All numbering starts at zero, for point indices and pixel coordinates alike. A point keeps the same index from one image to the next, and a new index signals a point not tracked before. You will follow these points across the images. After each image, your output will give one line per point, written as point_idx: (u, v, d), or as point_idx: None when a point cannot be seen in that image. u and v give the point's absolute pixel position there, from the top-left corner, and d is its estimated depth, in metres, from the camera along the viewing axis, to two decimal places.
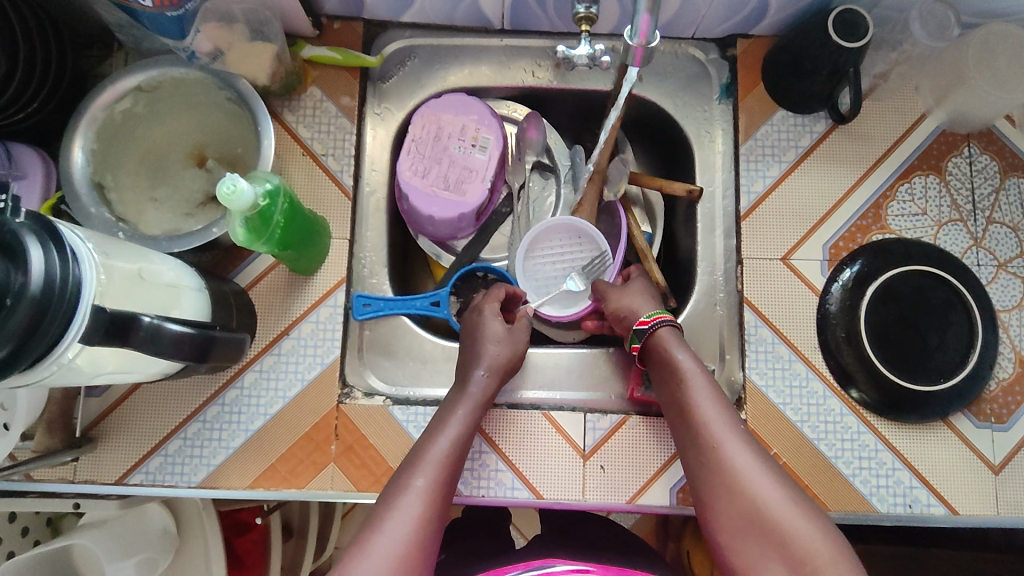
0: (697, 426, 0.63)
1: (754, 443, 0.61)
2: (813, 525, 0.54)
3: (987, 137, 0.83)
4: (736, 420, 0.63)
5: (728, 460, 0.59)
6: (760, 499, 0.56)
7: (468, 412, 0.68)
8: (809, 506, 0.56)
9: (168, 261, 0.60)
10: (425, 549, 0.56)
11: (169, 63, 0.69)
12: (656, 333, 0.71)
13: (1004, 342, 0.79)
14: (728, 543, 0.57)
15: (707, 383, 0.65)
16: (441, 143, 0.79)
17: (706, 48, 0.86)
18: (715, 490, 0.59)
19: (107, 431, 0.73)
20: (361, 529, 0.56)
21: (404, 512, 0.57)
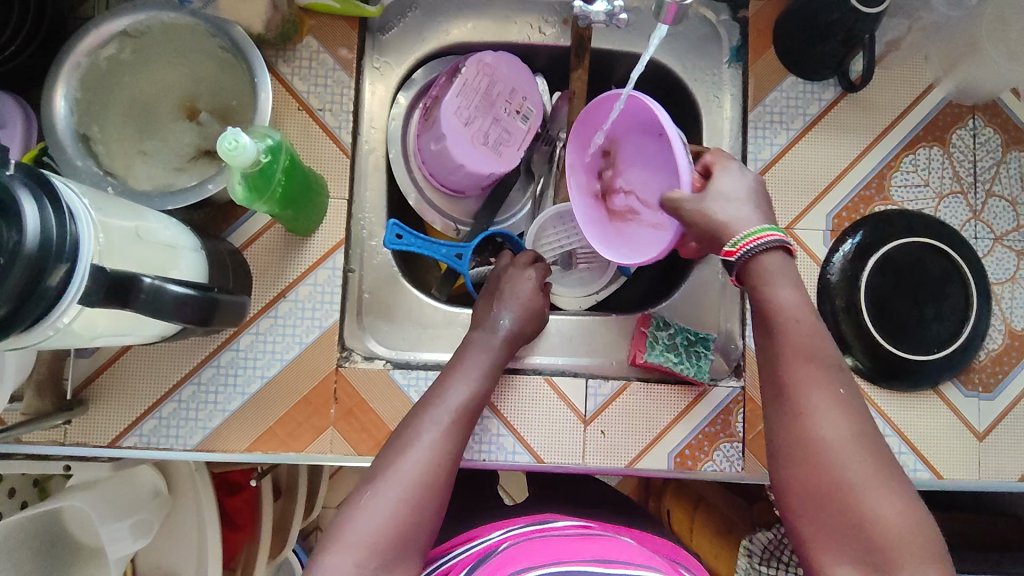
0: (785, 382, 0.55)
1: (850, 406, 0.54)
2: (899, 510, 0.50)
3: (991, 109, 0.83)
4: (833, 377, 0.54)
5: (818, 430, 0.52)
6: (848, 477, 0.51)
7: (486, 360, 0.67)
8: (896, 485, 0.51)
9: (163, 219, 0.57)
10: (432, 498, 0.55)
11: (157, 7, 0.64)
12: (750, 262, 0.58)
13: (996, 314, 0.81)
14: (800, 514, 0.53)
15: (807, 331, 0.56)
16: (490, 100, 0.77)
17: (717, 8, 0.83)
18: (795, 458, 0.53)
19: (98, 392, 0.71)
20: (370, 477, 0.56)
21: (412, 459, 0.56)
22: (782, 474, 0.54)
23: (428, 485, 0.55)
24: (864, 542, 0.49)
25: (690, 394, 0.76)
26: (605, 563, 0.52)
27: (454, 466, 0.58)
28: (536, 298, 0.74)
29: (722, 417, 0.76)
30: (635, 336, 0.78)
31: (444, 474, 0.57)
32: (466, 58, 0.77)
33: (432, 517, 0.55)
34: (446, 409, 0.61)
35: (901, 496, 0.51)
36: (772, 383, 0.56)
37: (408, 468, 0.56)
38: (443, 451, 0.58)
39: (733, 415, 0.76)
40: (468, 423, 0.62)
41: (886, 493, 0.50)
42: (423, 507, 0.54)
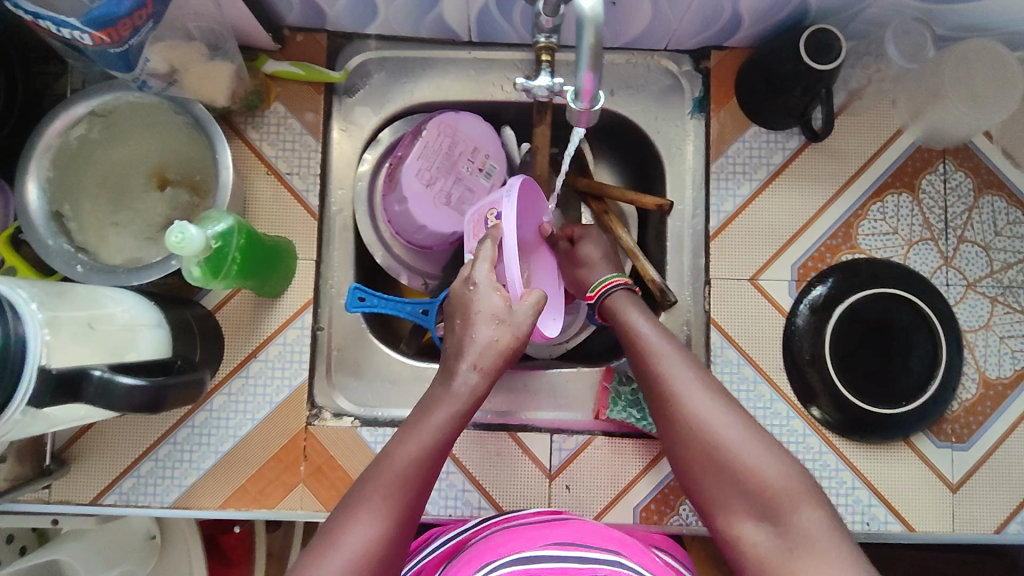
0: (654, 377, 0.65)
1: (712, 384, 0.63)
2: (768, 457, 0.57)
3: (963, 153, 0.82)
4: (690, 362, 0.64)
5: (687, 409, 0.61)
6: (718, 442, 0.59)
7: (443, 415, 0.63)
8: (766, 437, 0.59)
9: (122, 300, 0.60)
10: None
11: (122, 88, 0.67)
12: (610, 298, 0.73)
13: (969, 363, 0.80)
14: (698, 486, 0.60)
15: (661, 336, 0.67)
16: (452, 160, 0.79)
17: (679, 59, 0.83)
18: (682, 438, 0.61)
19: (80, 453, 0.74)
20: (306, 556, 0.53)
21: (352, 541, 0.52)
22: (676, 457, 0.62)
23: (374, 566, 0.52)
24: (750, 494, 0.56)
25: (655, 448, 0.77)
26: (563, 546, 0.55)
27: (401, 543, 0.55)
28: (514, 327, 0.66)
29: None
30: (599, 392, 0.79)
31: (389, 550, 0.54)
32: (428, 120, 0.80)
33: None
34: (386, 482, 0.57)
35: (771, 448, 0.58)
36: (648, 386, 0.66)
37: (345, 553, 0.52)
38: (391, 533, 0.54)
39: None
40: (418, 489, 0.58)
41: (758, 448, 0.58)
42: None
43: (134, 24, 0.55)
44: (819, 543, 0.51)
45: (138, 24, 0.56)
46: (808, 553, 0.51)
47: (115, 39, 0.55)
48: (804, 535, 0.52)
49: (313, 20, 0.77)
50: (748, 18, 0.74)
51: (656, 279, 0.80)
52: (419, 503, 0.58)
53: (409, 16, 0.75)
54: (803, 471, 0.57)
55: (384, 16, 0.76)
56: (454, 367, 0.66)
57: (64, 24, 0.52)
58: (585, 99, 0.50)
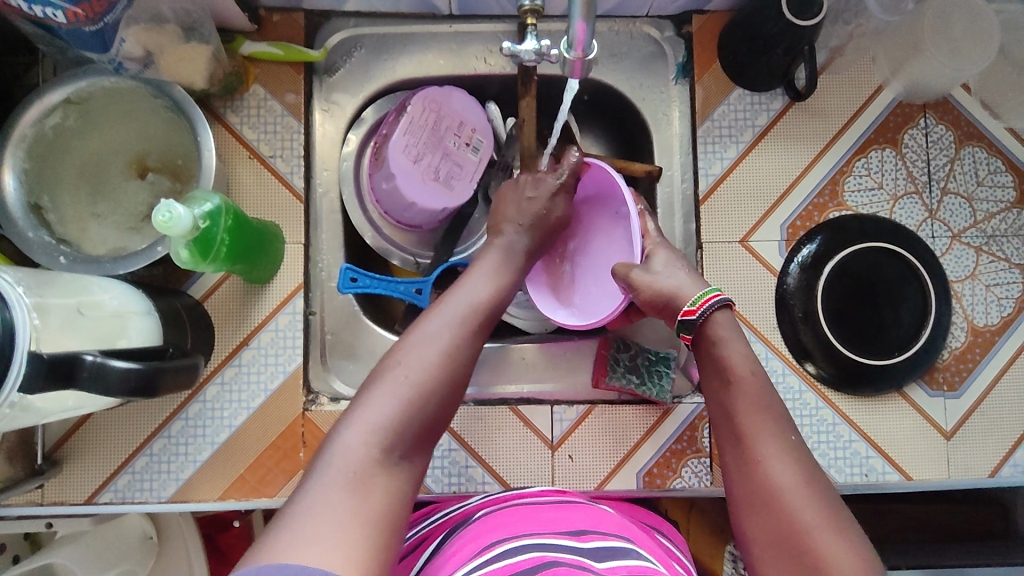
0: (738, 431, 0.57)
1: (803, 455, 0.55)
2: (850, 550, 0.49)
3: (943, 106, 0.83)
4: (786, 425, 0.57)
5: (770, 474, 0.53)
6: (797, 517, 0.51)
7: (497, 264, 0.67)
8: (849, 526, 0.51)
9: (110, 288, 0.58)
10: (450, 388, 0.54)
11: (96, 73, 0.65)
12: (707, 322, 0.63)
13: (957, 312, 0.81)
14: (761, 561, 0.52)
15: (755, 381, 0.59)
16: (438, 135, 0.78)
17: (661, 25, 0.83)
18: (751, 498, 0.54)
19: (71, 453, 0.72)
20: (383, 362, 0.55)
21: (429, 346, 0.55)
22: (743, 520, 0.54)
23: (452, 370, 0.55)
24: None
25: (656, 412, 0.77)
26: (581, 536, 0.54)
27: (472, 357, 0.57)
28: (547, 203, 0.73)
29: (689, 433, 0.77)
30: (597, 360, 0.79)
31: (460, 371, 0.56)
32: (412, 96, 0.79)
33: (452, 400, 0.55)
34: (456, 307, 0.60)
35: (854, 539, 0.50)
36: (729, 433, 0.58)
37: (425, 358, 0.54)
38: (461, 347, 0.57)
39: (699, 431, 0.77)
40: (485, 318, 0.61)
41: (839, 541, 0.50)
42: (440, 387, 0.53)
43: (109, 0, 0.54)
44: None
45: (112, 0, 0.55)
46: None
47: (91, 16, 0.54)
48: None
49: None
50: None
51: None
52: (483, 331, 0.60)
53: None
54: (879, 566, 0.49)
55: None
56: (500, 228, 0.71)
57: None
58: (579, 48, 0.50)
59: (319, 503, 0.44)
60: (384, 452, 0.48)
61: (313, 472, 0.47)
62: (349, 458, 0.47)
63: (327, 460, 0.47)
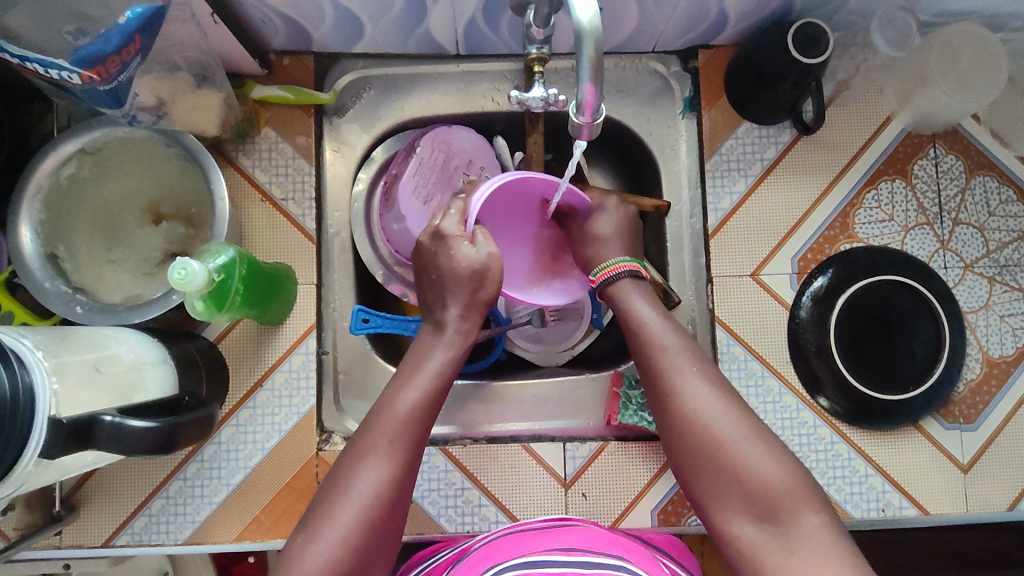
0: (651, 367, 0.63)
1: (710, 374, 0.61)
2: (770, 457, 0.55)
3: (952, 136, 0.83)
4: (695, 361, 0.62)
5: (686, 403, 0.59)
6: (719, 439, 0.56)
7: (437, 364, 0.64)
8: (765, 437, 0.57)
9: (125, 340, 0.59)
10: (380, 528, 0.54)
11: (111, 123, 0.66)
12: (612, 284, 0.70)
13: (972, 343, 0.80)
14: (692, 482, 0.58)
15: (665, 331, 0.64)
16: (447, 174, 0.80)
17: (667, 60, 0.84)
18: (678, 439, 0.58)
19: (88, 496, 0.73)
20: (317, 507, 0.55)
21: (358, 488, 0.54)
22: (670, 448, 0.60)
23: (381, 511, 0.54)
24: (748, 497, 0.54)
25: None
26: (567, 551, 0.54)
27: (407, 484, 0.57)
28: (477, 260, 0.67)
29: None
30: (610, 397, 0.79)
31: (395, 496, 0.55)
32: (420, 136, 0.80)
33: (386, 535, 0.54)
34: (387, 430, 0.58)
35: (776, 453, 0.55)
36: (648, 381, 0.63)
37: (355, 499, 0.54)
38: (394, 483, 0.56)
39: None
40: (419, 436, 0.59)
41: (763, 456, 0.55)
42: (375, 526, 0.54)
43: (123, 59, 0.54)
44: (814, 544, 0.50)
45: (126, 60, 0.55)
46: (809, 558, 0.50)
47: (105, 77, 0.54)
48: (804, 537, 0.51)
49: (299, 43, 0.77)
50: (733, 16, 0.75)
51: (660, 281, 0.79)
52: (419, 449, 0.59)
53: (397, 33, 0.75)
54: (804, 473, 0.55)
55: (371, 35, 0.75)
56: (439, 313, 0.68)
57: (53, 65, 0.52)
58: (587, 112, 0.49)
59: None
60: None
61: None
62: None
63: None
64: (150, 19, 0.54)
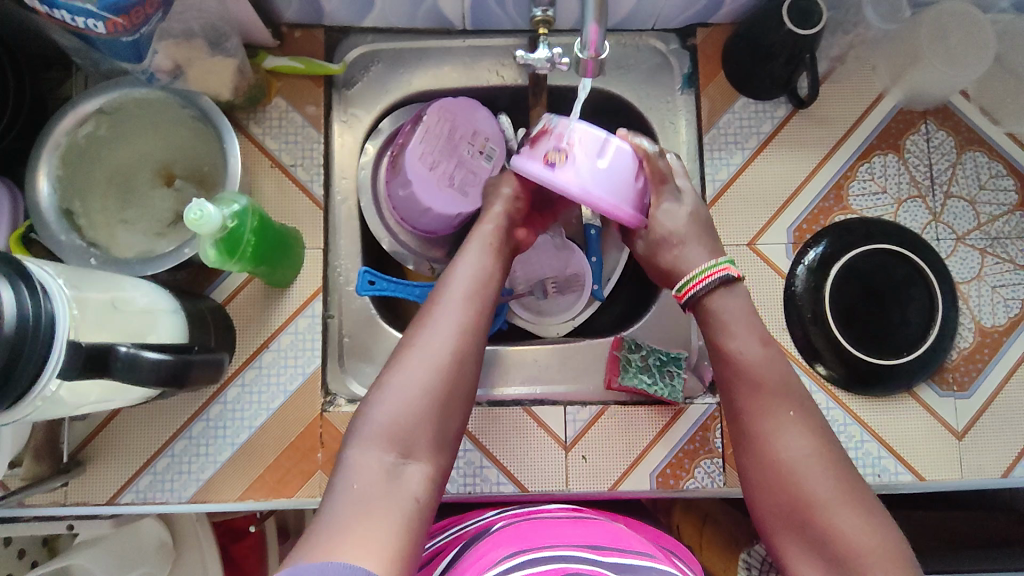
0: (745, 417, 0.62)
1: (814, 428, 0.59)
2: (857, 521, 0.54)
3: (943, 113, 0.85)
4: (791, 403, 0.61)
5: (778, 451, 0.58)
6: (806, 492, 0.56)
7: (483, 245, 0.69)
8: (858, 500, 0.55)
9: (142, 287, 0.60)
10: (453, 376, 0.57)
11: (129, 84, 0.68)
12: (704, 299, 0.67)
13: (964, 313, 0.82)
14: (775, 532, 0.58)
15: (767, 371, 0.62)
16: (453, 143, 0.81)
17: (666, 38, 0.86)
18: (765, 484, 0.59)
19: (94, 454, 0.74)
20: (388, 369, 0.57)
21: (430, 346, 0.58)
22: (755, 494, 0.60)
23: (452, 371, 0.57)
24: (829, 556, 0.54)
25: (668, 413, 0.78)
26: (599, 550, 0.54)
27: (475, 342, 0.60)
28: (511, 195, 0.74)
29: (701, 433, 0.78)
30: (609, 360, 0.80)
31: (464, 349, 0.59)
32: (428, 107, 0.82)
33: (459, 401, 0.57)
34: (455, 296, 0.62)
35: (863, 516, 0.55)
36: (742, 431, 0.62)
37: (427, 351, 0.57)
38: (457, 344, 0.59)
39: (712, 431, 0.78)
40: (482, 311, 0.63)
41: (852, 520, 0.54)
42: (450, 375, 0.57)
43: (146, 12, 0.56)
44: None
45: (149, 12, 0.57)
46: None
47: (128, 28, 0.56)
48: None
49: (311, 16, 0.79)
50: None
51: None
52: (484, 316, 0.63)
53: (405, 7, 0.78)
54: (893, 537, 0.54)
55: (380, 8, 0.78)
56: (482, 216, 0.73)
57: (78, 10, 0.53)
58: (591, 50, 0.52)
59: (347, 505, 0.48)
60: (391, 459, 0.52)
61: (334, 486, 0.50)
62: (365, 470, 0.50)
63: (348, 471, 0.51)
64: None
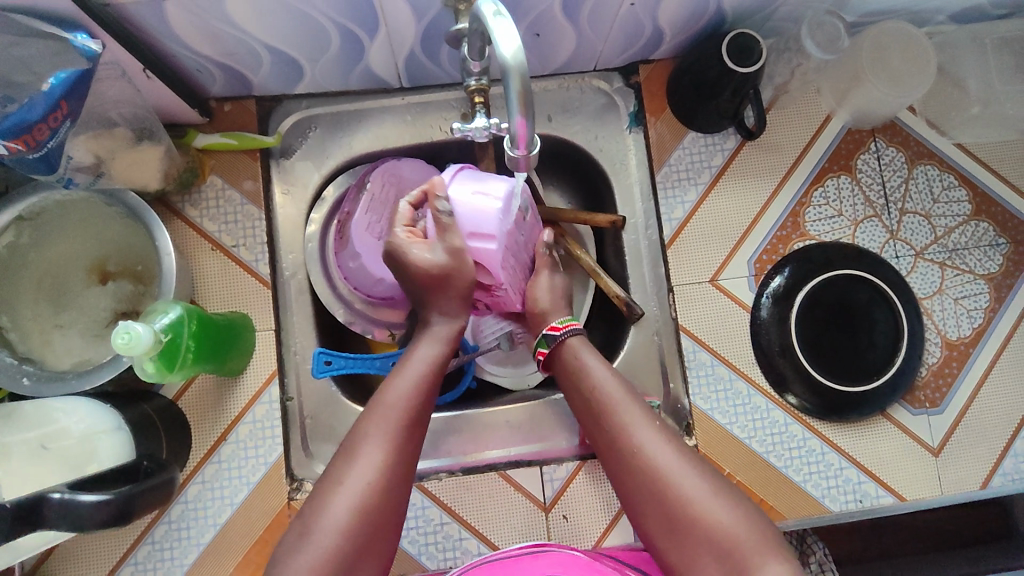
0: (613, 432, 0.60)
1: (671, 433, 0.59)
2: (733, 512, 0.53)
3: (891, 129, 0.85)
4: (652, 414, 0.61)
5: (648, 460, 0.57)
6: (682, 496, 0.54)
7: (426, 351, 0.64)
8: (730, 491, 0.55)
9: (78, 409, 0.57)
10: (378, 511, 0.54)
11: (48, 187, 0.64)
12: (566, 342, 0.68)
13: (929, 328, 0.82)
14: (660, 544, 0.55)
15: (623, 393, 0.62)
16: (400, 207, 0.79)
17: (609, 77, 0.85)
18: (642, 496, 0.57)
19: (52, 571, 0.70)
20: (313, 498, 0.54)
21: (355, 477, 0.54)
22: (637, 513, 0.57)
23: (377, 500, 0.54)
24: (717, 555, 0.52)
25: None
26: None
27: (407, 468, 0.57)
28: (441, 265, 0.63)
29: None
30: None
31: (395, 476, 0.55)
32: (371, 170, 0.80)
33: (387, 528, 0.54)
34: (389, 416, 0.58)
35: (738, 505, 0.54)
36: (608, 446, 0.61)
37: (353, 482, 0.54)
38: (386, 469, 0.55)
39: None
40: (415, 425, 0.59)
41: (729, 511, 0.53)
42: (374, 509, 0.53)
43: (50, 126, 0.54)
44: None
45: (54, 126, 0.54)
46: None
47: (32, 144, 0.53)
48: None
49: (239, 89, 0.76)
50: (668, 31, 0.76)
51: (621, 295, 0.79)
52: (418, 433, 0.59)
53: (336, 72, 0.75)
54: (762, 523, 0.53)
55: (311, 75, 0.75)
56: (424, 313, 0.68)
57: None
58: (521, 145, 0.47)
59: None
60: None
61: None
62: None
63: None
64: (75, 85, 0.54)
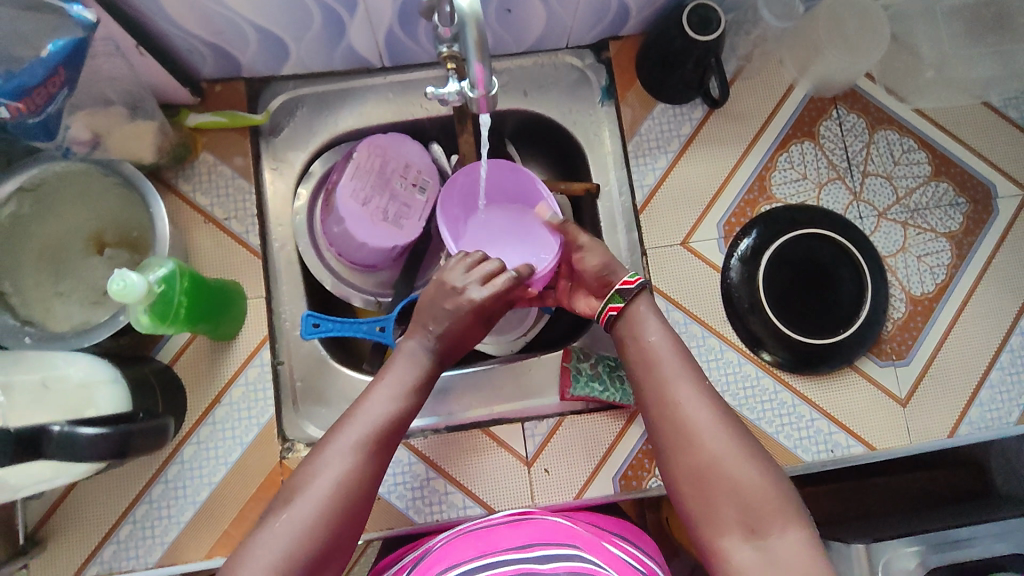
0: (654, 386, 0.61)
1: (715, 396, 0.59)
2: (762, 477, 0.54)
3: (851, 97, 0.89)
4: (700, 373, 0.61)
5: (686, 416, 0.58)
6: (715, 454, 0.55)
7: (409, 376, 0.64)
8: (762, 456, 0.56)
9: (79, 360, 0.60)
10: (336, 531, 0.52)
11: (47, 159, 0.68)
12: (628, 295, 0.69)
13: (894, 285, 0.86)
14: (683, 493, 0.56)
15: (671, 351, 0.63)
16: (384, 178, 0.82)
17: (581, 54, 0.89)
18: (676, 446, 0.57)
19: (54, 530, 0.73)
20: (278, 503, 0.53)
21: (321, 490, 0.53)
22: (668, 461, 0.58)
23: (343, 511, 0.53)
24: (744, 511, 0.53)
25: (622, 418, 0.80)
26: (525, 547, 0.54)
27: (371, 492, 0.56)
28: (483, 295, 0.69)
29: None
30: (561, 373, 0.82)
31: (358, 499, 0.54)
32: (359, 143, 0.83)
33: (338, 553, 0.52)
34: (363, 436, 0.57)
35: (769, 471, 0.54)
36: (650, 394, 0.61)
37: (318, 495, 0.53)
38: (348, 489, 0.54)
39: None
40: (390, 444, 0.59)
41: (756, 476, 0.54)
42: (333, 526, 0.52)
43: (48, 92, 0.57)
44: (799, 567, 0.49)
45: (53, 91, 0.58)
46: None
47: (32, 109, 0.57)
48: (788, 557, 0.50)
49: (228, 70, 0.80)
50: (633, 6, 0.80)
51: None
52: (386, 459, 0.58)
53: (319, 51, 0.79)
54: (788, 488, 0.54)
55: (296, 55, 0.79)
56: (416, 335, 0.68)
57: None
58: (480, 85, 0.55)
59: None
60: None
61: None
62: None
63: None
64: (72, 53, 0.57)
